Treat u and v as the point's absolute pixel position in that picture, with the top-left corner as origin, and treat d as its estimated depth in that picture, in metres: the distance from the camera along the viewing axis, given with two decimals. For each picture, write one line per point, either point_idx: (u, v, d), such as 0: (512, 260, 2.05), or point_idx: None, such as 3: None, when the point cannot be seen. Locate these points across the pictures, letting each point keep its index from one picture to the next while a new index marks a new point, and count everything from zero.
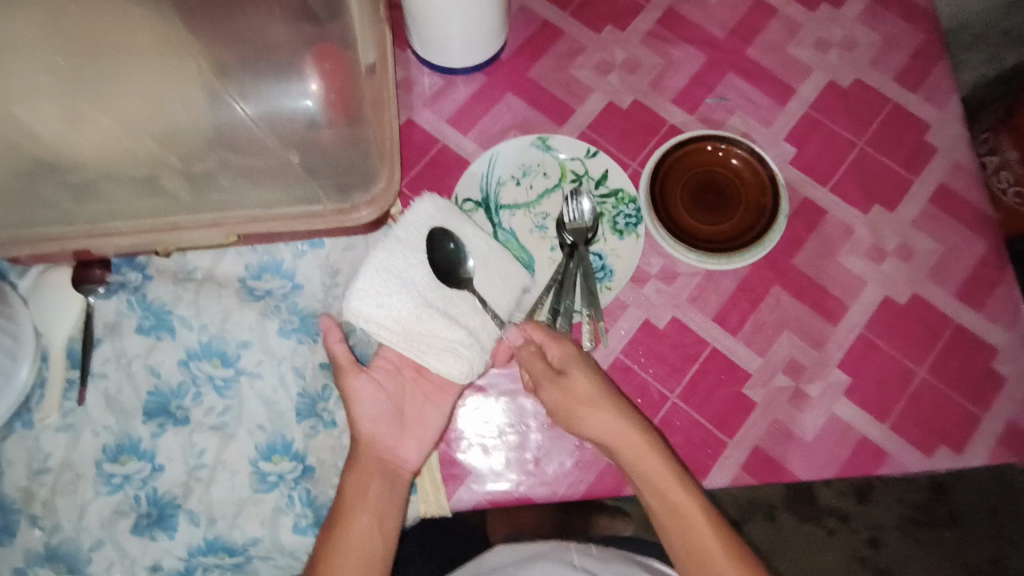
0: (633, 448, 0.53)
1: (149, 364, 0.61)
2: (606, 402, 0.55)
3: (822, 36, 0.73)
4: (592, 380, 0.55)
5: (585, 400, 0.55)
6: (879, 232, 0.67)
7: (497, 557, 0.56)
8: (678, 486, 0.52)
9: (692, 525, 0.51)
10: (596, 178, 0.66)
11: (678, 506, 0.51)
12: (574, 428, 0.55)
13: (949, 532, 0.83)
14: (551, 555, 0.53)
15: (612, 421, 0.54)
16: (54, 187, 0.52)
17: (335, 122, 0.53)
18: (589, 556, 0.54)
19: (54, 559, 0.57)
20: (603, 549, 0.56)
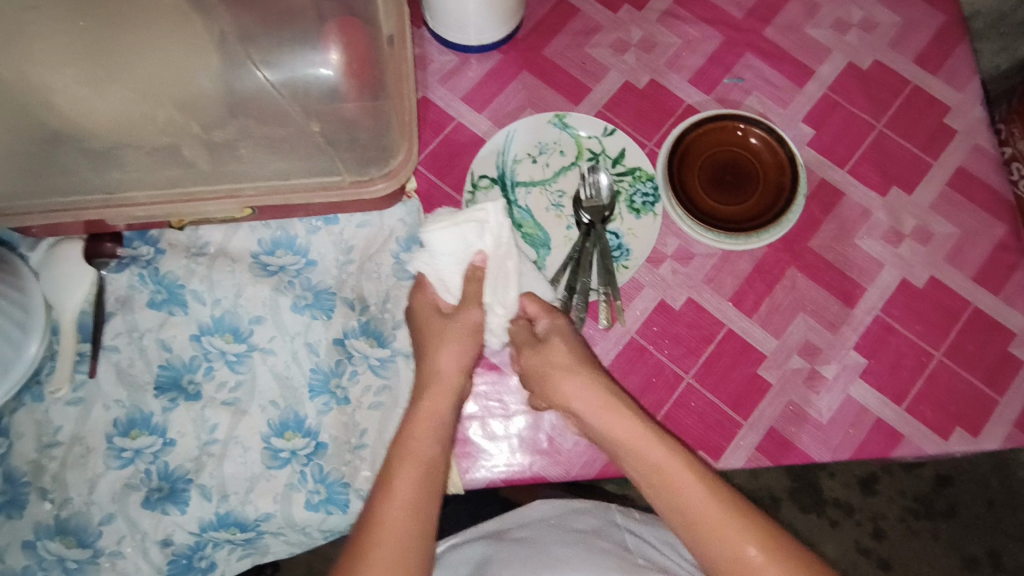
0: (604, 416, 0.52)
1: (161, 339, 0.60)
2: (574, 370, 0.54)
3: (841, 18, 0.73)
4: (569, 346, 0.55)
5: (558, 365, 0.54)
6: (896, 215, 0.67)
7: (536, 509, 0.57)
8: (653, 448, 0.50)
9: (676, 485, 0.48)
10: (613, 156, 0.65)
11: (655, 467, 0.49)
12: (553, 397, 0.55)
13: (944, 524, 0.88)
14: (597, 513, 0.56)
15: (586, 386, 0.53)
16: (70, 155, 0.51)
17: (355, 92, 0.52)
18: (628, 519, 0.57)
19: (64, 533, 0.56)
20: (643, 516, 0.59)
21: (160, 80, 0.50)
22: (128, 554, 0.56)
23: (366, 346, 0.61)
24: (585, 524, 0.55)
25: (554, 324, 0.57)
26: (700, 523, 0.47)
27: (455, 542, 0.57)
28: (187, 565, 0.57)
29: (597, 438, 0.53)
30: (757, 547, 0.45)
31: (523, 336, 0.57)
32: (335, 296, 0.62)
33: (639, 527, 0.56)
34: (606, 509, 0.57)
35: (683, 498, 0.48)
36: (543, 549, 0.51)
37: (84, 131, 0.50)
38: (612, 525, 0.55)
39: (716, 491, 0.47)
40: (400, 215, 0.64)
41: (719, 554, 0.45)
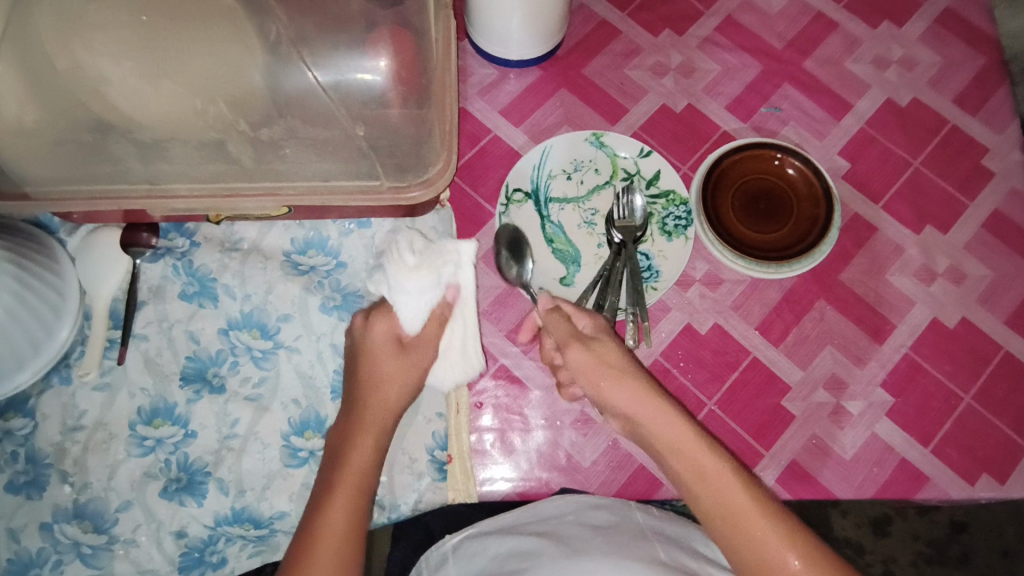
0: (653, 418, 0.50)
1: (190, 330, 0.61)
2: (630, 372, 0.52)
3: (881, 54, 0.73)
4: (618, 349, 0.53)
5: (612, 373, 0.52)
6: (929, 253, 0.67)
7: (551, 504, 0.55)
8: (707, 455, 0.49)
9: (726, 497, 0.47)
10: (648, 178, 0.66)
11: (704, 471, 0.48)
12: (601, 401, 0.52)
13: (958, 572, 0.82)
14: (614, 509, 0.54)
15: (639, 391, 0.51)
16: (118, 145, 0.52)
17: (401, 99, 0.53)
18: (649, 516, 0.53)
19: (81, 517, 0.56)
20: (664, 513, 0.55)
21: (212, 77, 0.51)
22: (143, 543, 0.56)
23: None
24: (604, 519, 0.52)
25: (597, 324, 0.55)
26: (741, 528, 0.47)
27: (471, 534, 0.53)
28: (197, 560, 0.57)
29: (642, 434, 0.52)
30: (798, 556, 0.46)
31: (565, 335, 0.54)
32: (363, 299, 0.63)
33: (661, 524, 0.53)
34: (625, 507, 0.54)
35: (728, 505, 0.47)
36: (555, 544, 0.49)
37: (135, 124, 0.51)
38: (631, 521, 0.52)
39: (767, 507, 0.47)
40: (433, 222, 0.65)
41: (761, 564, 0.46)
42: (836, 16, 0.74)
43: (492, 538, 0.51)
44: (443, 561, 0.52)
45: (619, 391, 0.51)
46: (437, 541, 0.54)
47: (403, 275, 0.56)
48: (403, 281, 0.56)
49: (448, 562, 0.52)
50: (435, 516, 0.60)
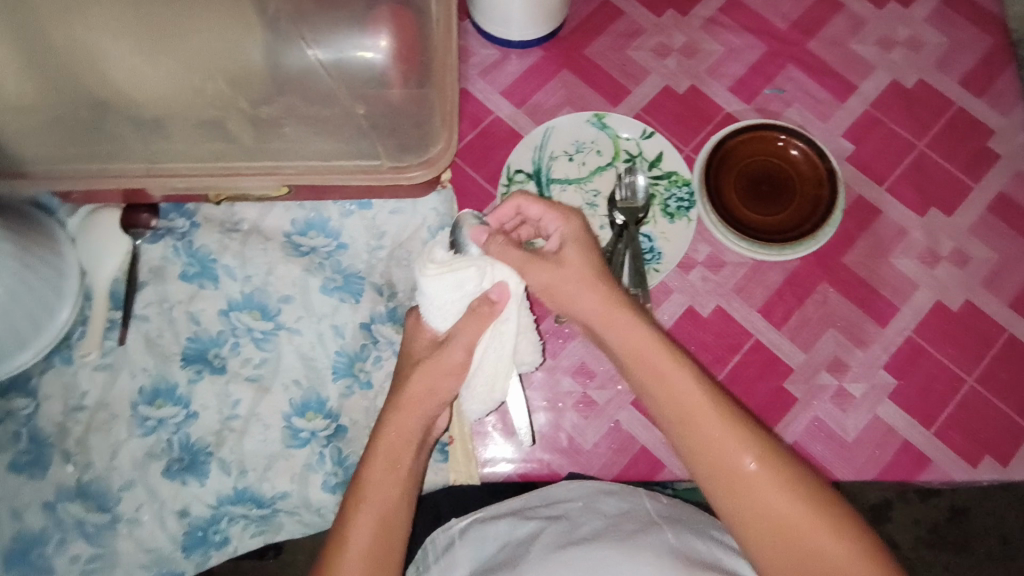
0: (607, 324, 0.50)
1: (191, 311, 0.61)
2: (594, 274, 0.51)
3: (887, 34, 0.72)
4: (587, 251, 0.52)
5: (570, 276, 0.51)
6: (934, 236, 0.66)
7: (558, 490, 0.54)
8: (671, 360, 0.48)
9: (683, 399, 0.47)
10: (650, 159, 0.65)
11: (660, 378, 0.48)
12: (561, 306, 0.52)
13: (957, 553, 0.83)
14: (625, 495, 0.52)
15: (594, 297, 0.50)
16: (117, 123, 0.52)
17: (402, 79, 0.53)
18: (659, 503, 0.52)
19: (84, 497, 0.56)
20: (674, 500, 0.54)
21: (212, 54, 0.51)
22: (146, 522, 0.56)
23: (392, 332, 0.61)
24: (616, 506, 0.51)
25: (572, 227, 0.53)
26: (699, 436, 0.46)
27: (478, 519, 0.53)
28: (201, 539, 0.57)
29: (602, 342, 0.52)
30: (758, 463, 0.45)
31: (521, 259, 0.51)
32: (364, 281, 0.63)
33: (673, 511, 0.51)
34: (636, 493, 0.52)
35: (690, 414, 0.47)
36: (564, 534, 0.48)
37: (132, 101, 0.51)
38: (643, 509, 0.50)
39: (728, 411, 0.47)
40: (434, 204, 0.65)
41: (720, 469, 0.45)
42: None
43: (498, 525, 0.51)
44: (450, 544, 0.52)
45: (580, 291, 0.51)
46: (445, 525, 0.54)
47: (434, 274, 0.50)
48: (437, 282, 0.50)
49: (456, 545, 0.52)
50: (444, 496, 0.58)
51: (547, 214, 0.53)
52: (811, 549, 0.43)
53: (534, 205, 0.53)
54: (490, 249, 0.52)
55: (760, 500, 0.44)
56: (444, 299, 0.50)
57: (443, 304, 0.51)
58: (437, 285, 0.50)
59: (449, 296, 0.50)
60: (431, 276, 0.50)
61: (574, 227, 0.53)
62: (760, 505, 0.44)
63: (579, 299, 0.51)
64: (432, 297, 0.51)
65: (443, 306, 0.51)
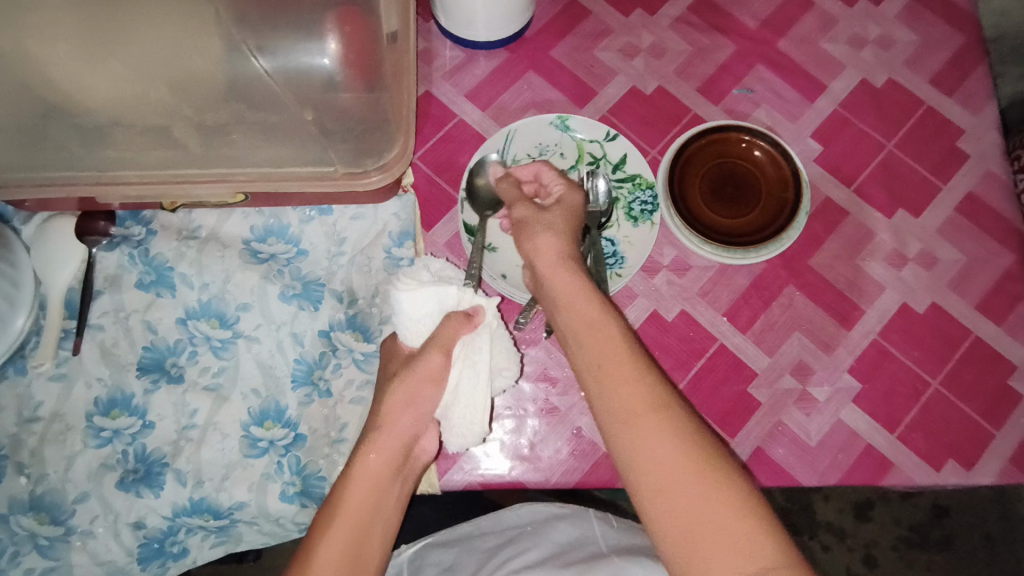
0: (551, 271, 0.49)
1: (147, 320, 0.60)
2: (561, 230, 0.51)
3: (857, 33, 0.71)
4: (571, 219, 0.53)
5: (544, 222, 0.52)
6: (901, 237, 0.65)
7: (513, 515, 0.58)
8: (595, 306, 0.46)
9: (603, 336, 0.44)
10: (614, 162, 0.64)
11: (587, 319, 0.46)
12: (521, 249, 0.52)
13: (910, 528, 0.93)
14: (576, 520, 0.56)
15: (554, 247, 0.50)
16: (61, 131, 0.50)
17: (353, 84, 0.52)
18: (607, 528, 0.55)
19: (38, 509, 0.56)
20: (623, 523, 0.57)
21: (155, 60, 0.50)
22: (100, 535, 0.56)
23: (351, 339, 0.60)
24: (566, 534, 0.54)
25: (572, 198, 0.55)
26: (609, 374, 0.42)
27: (427, 543, 0.58)
28: (157, 550, 0.56)
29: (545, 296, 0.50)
30: (662, 408, 0.40)
31: (513, 196, 0.57)
32: (324, 288, 0.62)
33: (621, 539, 0.54)
34: (586, 518, 0.56)
35: (605, 352, 0.44)
36: (509, 559, 0.52)
37: (79, 107, 0.49)
38: (591, 536, 0.54)
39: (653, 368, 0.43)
40: (395, 209, 0.64)
41: (621, 409, 0.41)
42: None
43: (446, 549, 0.56)
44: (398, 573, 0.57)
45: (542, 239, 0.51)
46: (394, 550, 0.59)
47: (411, 287, 0.52)
48: (414, 294, 0.51)
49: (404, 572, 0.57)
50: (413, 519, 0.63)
51: (556, 180, 0.57)
52: (698, 501, 0.37)
53: (550, 173, 0.57)
54: (499, 185, 0.59)
55: (653, 443, 0.39)
56: (421, 312, 0.52)
57: (417, 318, 0.52)
58: (412, 297, 0.51)
59: (427, 308, 0.52)
60: (408, 292, 0.52)
61: (572, 196, 0.55)
62: (650, 447, 0.39)
63: (535, 242, 0.51)
64: (408, 310, 0.52)
65: (416, 319, 0.52)
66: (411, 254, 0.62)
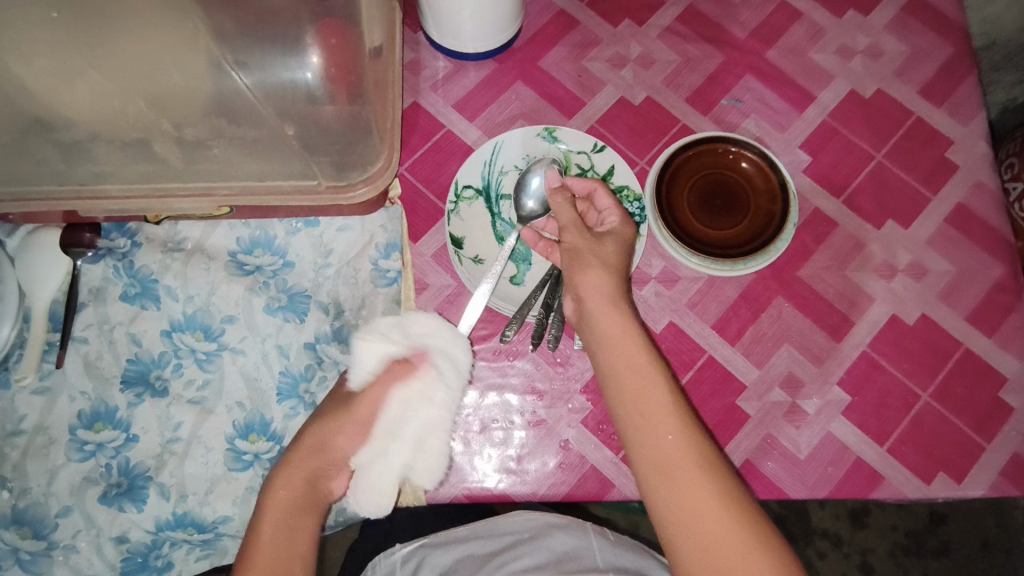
0: (599, 311, 0.50)
1: (132, 333, 0.60)
2: (612, 267, 0.53)
3: (846, 43, 0.71)
4: (620, 249, 0.55)
5: (599, 255, 0.53)
6: (891, 248, 0.65)
7: (510, 522, 0.57)
8: (642, 351, 0.48)
9: (648, 385, 0.46)
10: (602, 173, 0.64)
11: (634, 364, 0.47)
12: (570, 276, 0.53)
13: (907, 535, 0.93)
14: (572, 530, 0.55)
15: (604, 284, 0.51)
16: (41, 146, 0.50)
17: (334, 97, 0.51)
18: (604, 542, 0.55)
19: (20, 523, 0.55)
20: (620, 538, 0.57)
21: (136, 76, 0.49)
22: (82, 549, 0.55)
23: (337, 351, 0.60)
24: (563, 544, 0.54)
25: (621, 225, 0.56)
26: (653, 424, 0.44)
27: (421, 545, 0.56)
28: (142, 564, 0.56)
29: (586, 327, 0.51)
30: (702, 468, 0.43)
31: (568, 216, 0.56)
32: (310, 300, 0.62)
33: (618, 556, 0.53)
34: (582, 528, 0.55)
35: (650, 402, 0.45)
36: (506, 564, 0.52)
37: (59, 122, 0.49)
38: (588, 549, 0.53)
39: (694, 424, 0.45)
40: (382, 221, 0.64)
41: (662, 461, 0.43)
42: (800, 5, 0.72)
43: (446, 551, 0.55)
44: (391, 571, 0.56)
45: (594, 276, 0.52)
46: (389, 550, 0.58)
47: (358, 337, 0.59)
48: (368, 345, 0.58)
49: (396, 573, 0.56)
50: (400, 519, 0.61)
51: (610, 208, 0.57)
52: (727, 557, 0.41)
53: (605, 197, 0.57)
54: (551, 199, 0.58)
55: (692, 498, 0.42)
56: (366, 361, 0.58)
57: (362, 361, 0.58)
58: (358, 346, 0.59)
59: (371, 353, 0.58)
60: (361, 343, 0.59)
61: (624, 227, 0.56)
62: (693, 505, 0.42)
63: (585, 274, 0.52)
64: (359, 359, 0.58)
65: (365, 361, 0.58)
66: (398, 266, 0.62)
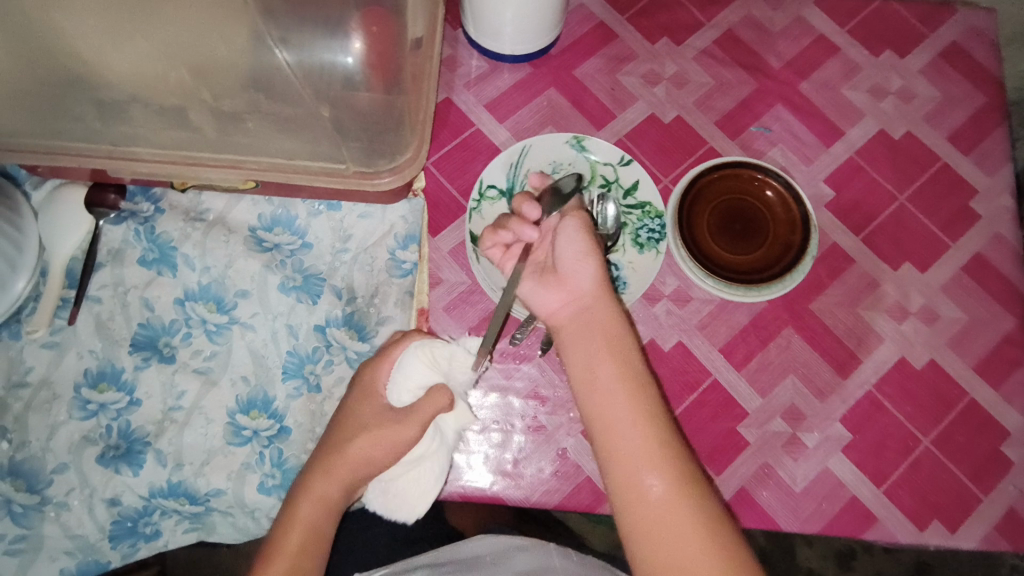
0: (586, 313, 0.47)
1: (145, 297, 0.60)
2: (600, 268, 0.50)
3: (879, 83, 0.71)
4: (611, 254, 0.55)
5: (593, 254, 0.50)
6: (905, 291, 0.65)
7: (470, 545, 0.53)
8: (626, 358, 0.45)
9: (629, 398, 0.43)
10: (626, 187, 0.65)
11: (617, 373, 0.44)
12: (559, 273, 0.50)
13: None
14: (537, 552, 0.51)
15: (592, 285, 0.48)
16: (80, 104, 0.51)
17: (371, 83, 0.52)
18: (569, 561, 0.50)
19: (15, 475, 0.56)
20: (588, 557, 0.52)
21: (182, 45, 0.50)
22: (74, 508, 0.56)
23: (346, 337, 0.60)
24: (526, 563, 0.50)
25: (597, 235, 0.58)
26: (631, 441, 0.42)
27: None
28: (130, 529, 0.56)
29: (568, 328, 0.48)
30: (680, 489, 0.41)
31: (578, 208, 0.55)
32: (324, 283, 0.62)
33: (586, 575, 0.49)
34: (547, 549, 0.51)
35: (630, 416, 0.43)
36: None
37: (101, 81, 0.50)
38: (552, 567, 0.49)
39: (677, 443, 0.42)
40: (403, 212, 0.64)
41: (637, 482, 0.41)
42: (838, 40, 0.72)
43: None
44: None
45: (582, 288, 0.49)
46: None
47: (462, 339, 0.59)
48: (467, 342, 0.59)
49: None
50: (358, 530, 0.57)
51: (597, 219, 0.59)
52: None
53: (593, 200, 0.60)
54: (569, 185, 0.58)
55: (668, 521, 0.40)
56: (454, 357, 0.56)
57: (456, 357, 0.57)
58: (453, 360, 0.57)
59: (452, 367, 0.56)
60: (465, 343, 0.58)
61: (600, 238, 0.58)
62: (668, 530, 0.40)
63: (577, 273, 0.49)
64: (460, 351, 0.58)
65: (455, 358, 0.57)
66: (415, 258, 0.63)
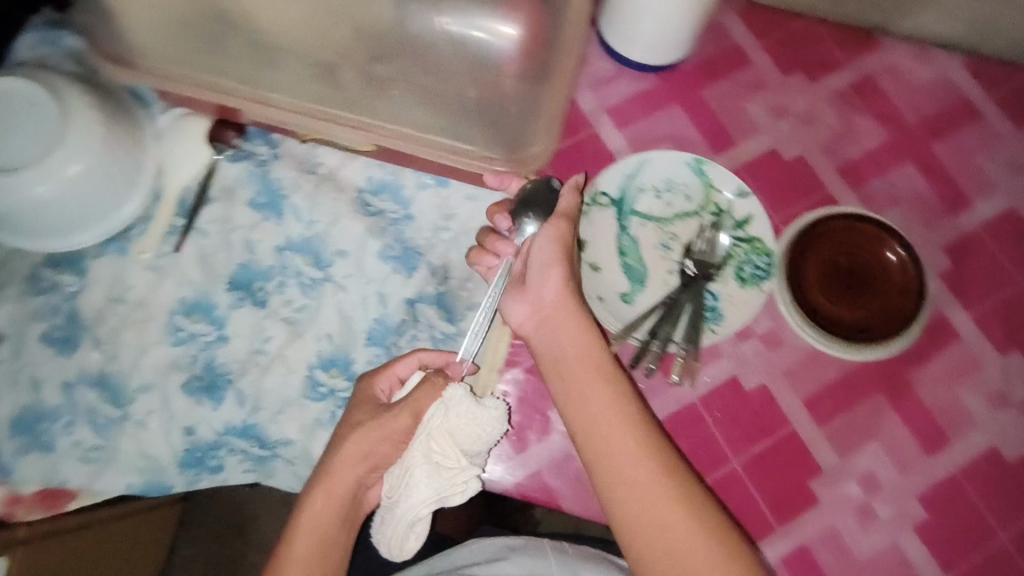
0: (559, 324, 0.52)
1: (249, 239, 0.61)
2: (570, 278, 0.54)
3: (1017, 158, 0.68)
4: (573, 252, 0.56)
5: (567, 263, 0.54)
6: (1007, 378, 0.62)
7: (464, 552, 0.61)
8: (593, 359, 0.51)
9: (603, 398, 0.50)
10: (738, 218, 0.63)
11: (589, 378, 0.50)
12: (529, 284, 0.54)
13: None
14: (528, 551, 0.59)
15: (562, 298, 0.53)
16: (236, 42, 0.52)
17: (521, 68, 0.52)
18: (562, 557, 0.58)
19: (102, 387, 0.57)
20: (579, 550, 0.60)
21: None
22: (152, 429, 0.57)
23: (435, 315, 0.60)
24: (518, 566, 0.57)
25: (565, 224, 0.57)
26: (608, 436, 0.48)
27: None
28: (198, 460, 0.57)
29: (544, 341, 0.53)
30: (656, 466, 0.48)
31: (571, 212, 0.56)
32: (422, 258, 0.62)
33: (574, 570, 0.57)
34: (539, 548, 0.59)
35: (605, 415, 0.49)
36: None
37: (261, 27, 0.51)
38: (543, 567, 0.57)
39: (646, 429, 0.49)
40: None
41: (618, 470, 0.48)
42: (981, 106, 0.69)
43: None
44: None
45: (544, 297, 0.53)
46: None
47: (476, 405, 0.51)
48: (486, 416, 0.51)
49: None
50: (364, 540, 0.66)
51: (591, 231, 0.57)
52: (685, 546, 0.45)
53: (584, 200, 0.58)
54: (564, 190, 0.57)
55: (650, 498, 0.47)
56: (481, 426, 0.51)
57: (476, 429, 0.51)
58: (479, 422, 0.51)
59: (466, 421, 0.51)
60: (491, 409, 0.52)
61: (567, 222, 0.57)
62: (649, 506, 0.46)
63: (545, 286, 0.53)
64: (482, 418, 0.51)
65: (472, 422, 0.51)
66: None
